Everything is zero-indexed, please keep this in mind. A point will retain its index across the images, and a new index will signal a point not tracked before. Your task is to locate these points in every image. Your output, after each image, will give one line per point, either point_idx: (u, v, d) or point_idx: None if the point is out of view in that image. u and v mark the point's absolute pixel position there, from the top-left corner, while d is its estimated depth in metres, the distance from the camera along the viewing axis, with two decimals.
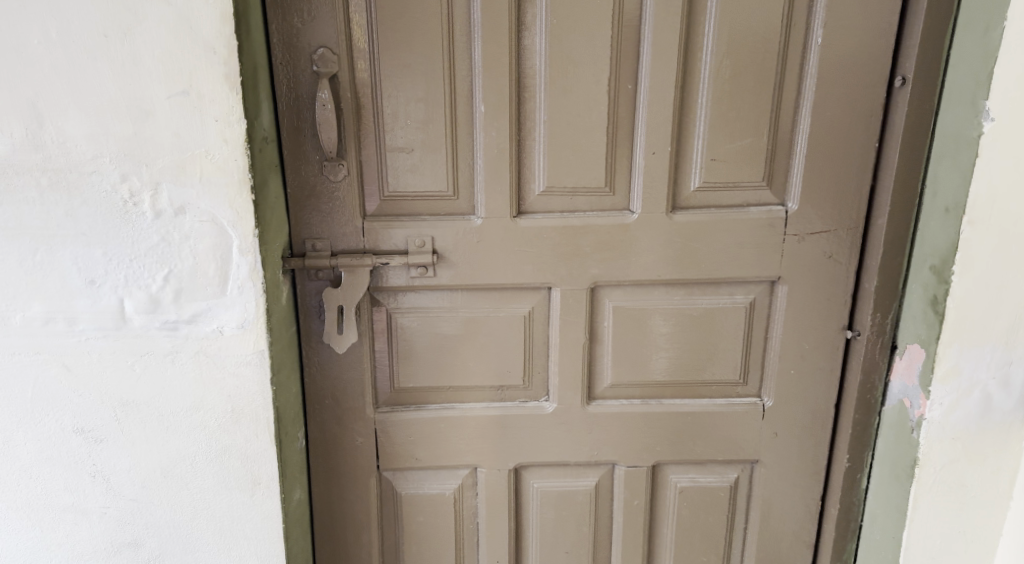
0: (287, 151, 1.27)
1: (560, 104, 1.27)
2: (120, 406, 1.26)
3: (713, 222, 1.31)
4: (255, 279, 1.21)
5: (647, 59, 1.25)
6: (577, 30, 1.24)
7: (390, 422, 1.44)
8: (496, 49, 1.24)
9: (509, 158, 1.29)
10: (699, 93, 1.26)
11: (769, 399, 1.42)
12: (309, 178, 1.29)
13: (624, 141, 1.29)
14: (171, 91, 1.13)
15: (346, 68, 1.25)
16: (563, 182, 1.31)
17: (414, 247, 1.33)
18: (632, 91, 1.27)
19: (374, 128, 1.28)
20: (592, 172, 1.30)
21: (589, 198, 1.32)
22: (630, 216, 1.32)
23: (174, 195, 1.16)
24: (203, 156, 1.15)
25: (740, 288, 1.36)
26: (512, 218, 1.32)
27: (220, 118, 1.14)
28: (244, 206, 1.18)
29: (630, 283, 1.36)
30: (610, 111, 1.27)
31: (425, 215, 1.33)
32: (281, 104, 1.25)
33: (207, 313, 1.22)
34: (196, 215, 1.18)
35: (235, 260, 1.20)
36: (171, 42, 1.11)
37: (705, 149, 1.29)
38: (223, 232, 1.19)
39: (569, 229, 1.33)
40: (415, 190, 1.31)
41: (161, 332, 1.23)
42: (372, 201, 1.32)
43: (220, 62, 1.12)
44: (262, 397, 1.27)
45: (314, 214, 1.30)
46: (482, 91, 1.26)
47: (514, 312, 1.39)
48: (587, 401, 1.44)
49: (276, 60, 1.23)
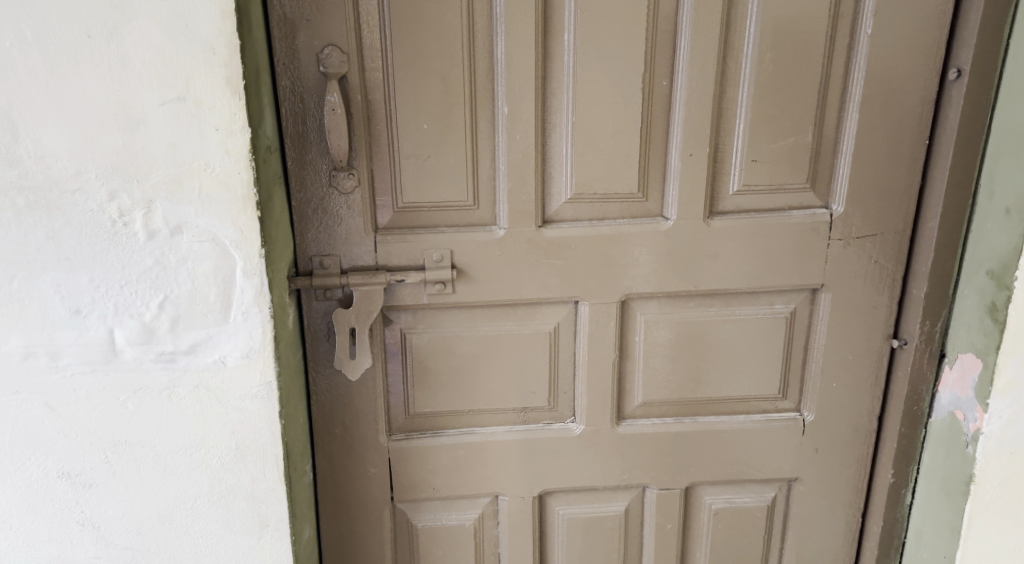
0: (291, 161, 1.16)
1: (590, 105, 1.17)
2: (111, 448, 1.14)
3: (753, 227, 1.22)
4: (262, 304, 1.10)
5: (684, 54, 1.15)
6: (608, 21, 1.14)
7: (406, 451, 1.32)
8: (520, 45, 1.14)
9: (535, 163, 1.19)
10: (740, 88, 1.17)
11: (809, 413, 1.34)
12: (316, 189, 1.18)
13: (659, 143, 1.20)
14: (166, 98, 1.00)
15: (355, 69, 1.14)
16: (593, 188, 1.21)
17: (432, 261, 1.23)
18: (667, 87, 1.17)
19: (387, 133, 1.17)
20: (623, 176, 1.21)
21: (620, 204, 1.23)
22: (664, 222, 1.23)
23: (170, 212, 1.04)
24: (202, 169, 1.03)
25: (780, 297, 1.28)
26: (537, 228, 1.23)
27: (221, 127, 1.02)
28: (249, 224, 1.06)
29: (664, 295, 1.27)
30: (644, 110, 1.18)
31: (442, 227, 1.23)
32: (284, 108, 1.14)
33: (209, 343, 1.10)
34: (194, 234, 1.06)
35: (239, 283, 1.08)
36: (165, 43, 0.99)
37: (746, 149, 1.20)
38: (224, 252, 1.07)
39: (600, 238, 1.23)
40: (432, 200, 1.21)
41: (157, 365, 1.11)
42: (385, 213, 1.21)
43: (221, 64, 1.00)
44: (270, 432, 1.15)
45: (322, 228, 1.20)
46: (506, 91, 1.16)
47: (539, 329, 1.29)
48: (617, 420, 1.34)
49: (279, 61, 1.12)
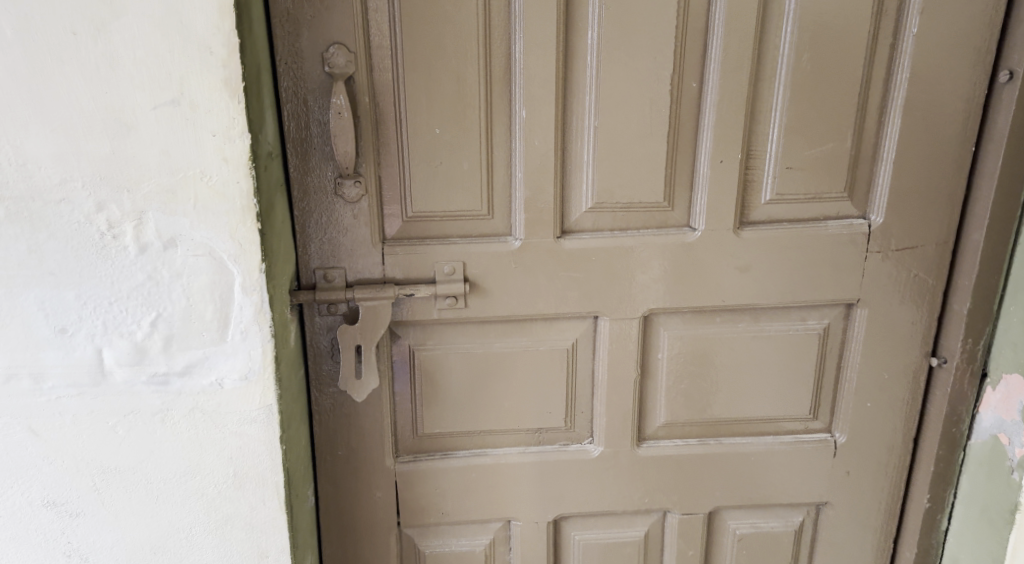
0: (292, 168, 1.08)
1: (614, 108, 1.10)
2: (99, 475, 1.06)
3: (787, 239, 1.15)
4: (262, 322, 1.02)
5: (716, 54, 1.08)
6: (635, 19, 1.07)
7: (414, 473, 1.25)
8: (540, 44, 1.07)
9: (554, 170, 1.12)
10: (774, 91, 1.10)
11: (841, 434, 1.27)
12: (319, 197, 1.10)
13: (687, 149, 1.12)
14: (158, 101, 0.92)
15: (363, 69, 1.06)
16: (616, 197, 1.14)
17: (443, 274, 1.15)
18: (697, 89, 1.10)
19: (396, 137, 1.10)
20: (649, 185, 1.13)
21: (644, 214, 1.15)
22: (691, 233, 1.15)
23: (163, 224, 0.97)
24: (197, 177, 0.95)
25: (813, 312, 1.21)
26: (556, 239, 1.15)
27: (219, 132, 0.94)
28: (248, 237, 0.98)
29: (690, 310, 1.20)
30: (672, 113, 1.10)
31: (454, 237, 1.15)
32: (285, 111, 1.06)
33: (205, 363, 1.03)
34: (189, 248, 0.98)
35: (237, 300, 1.01)
36: (158, 41, 0.91)
37: (780, 156, 1.12)
38: (222, 267, 0.99)
39: (622, 250, 1.16)
40: (444, 209, 1.13)
41: (149, 387, 1.03)
42: (393, 222, 1.14)
43: (219, 65, 0.92)
44: (271, 459, 1.08)
45: (325, 238, 1.12)
46: (524, 93, 1.09)
47: (556, 345, 1.21)
48: (638, 442, 1.27)
49: (280, 60, 1.04)
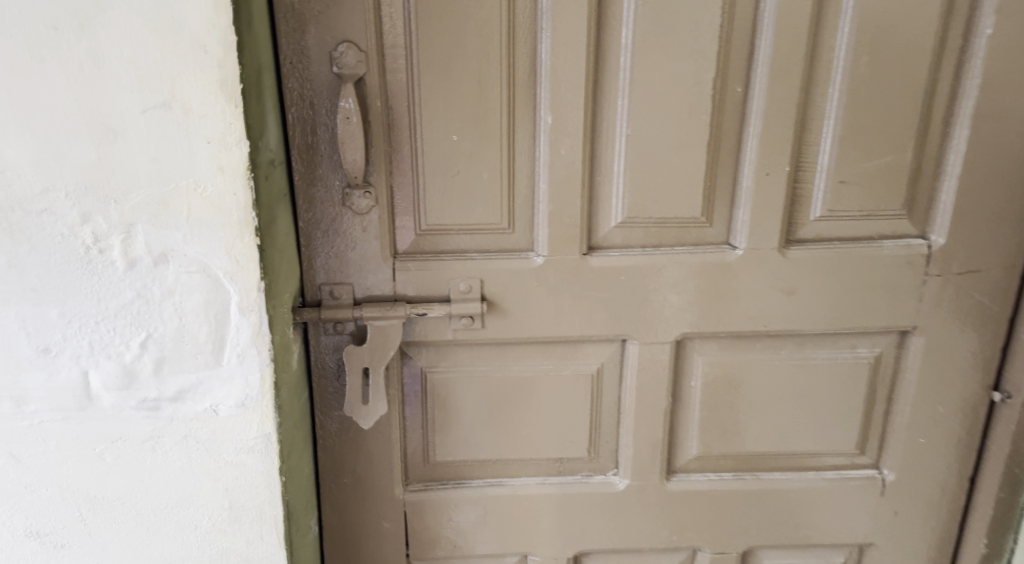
0: (297, 177, 1.00)
1: (650, 115, 1.00)
2: (86, 504, 0.98)
3: (837, 259, 1.06)
4: (261, 345, 0.93)
5: (763, 56, 0.98)
6: (675, 16, 0.97)
7: (424, 503, 1.16)
8: (570, 43, 0.97)
9: (582, 181, 1.02)
10: (829, 97, 1.00)
11: (890, 471, 1.17)
12: (326, 208, 1.01)
13: (728, 160, 1.03)
14: (147, 104, 0.84)
15: (375, 70, 0.97)
16: (649, 212, 1.04)
17: (459, 292, 1.06)
18: (741, 94, 1.00)
19: (410, 144, 1.01)
20: (686, 199, 1.04)
21: (679, 230, 1.05)
22: (732, 252, 1.06)
23: (153, 238, 0.89)
24: (191, 188, 0.87)
25: (862, 339, 1.11)
26: (583, 256, 1.06)
27: (214, 139, 0.86)
28: (245, 253, 0.90)
29: (727, 335, 1.10)
30: (713, 121, 1.01)
31: (472, 252, 1.06)
32: (290, 115, 0.97)
33: (199, 388, 0.95)
34: (182, 263, 0.90)
35: (234, 321, 0.92)
36: (147, 39, 0.82)
37: (833, 169, 1.03)
38: (217, 285, 0.91)
39: (654, 269, 1.06)
40: (461, 221, 1.05)
41: (139, 413, 0.95)
42: (405, 235, 1.05)
43: (214, 65, 0.83)
44: (269, 490, 0.99)
45: (332, 252, 1.04)
46: (550, 96, 0.99)
47: (580, 370, 1.12)
48: (667, 475, 1.17)
49: (285, 59, 0.96)
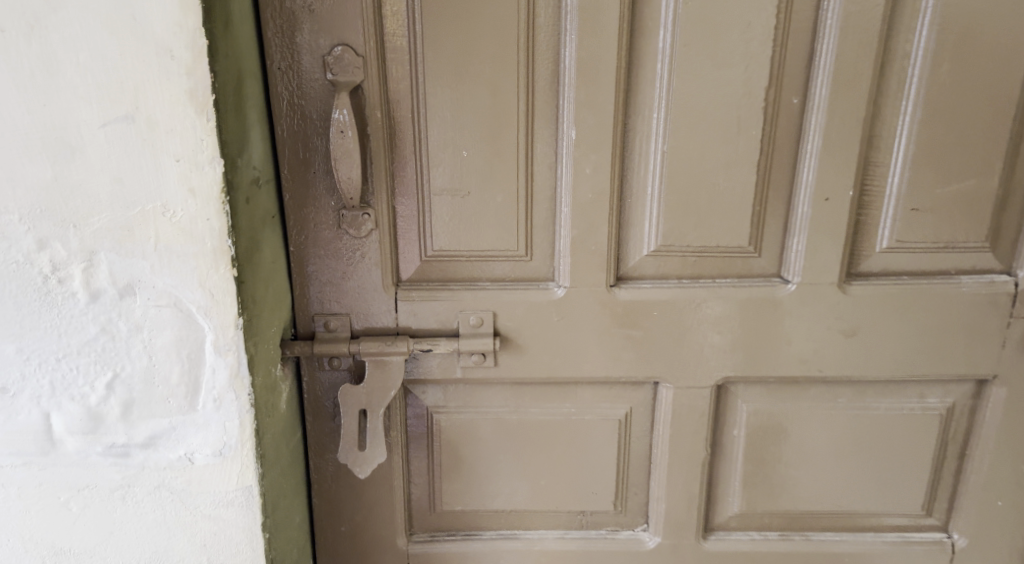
0: (287, 195, 0.89)
1: (690, 131, 0.87)
2: (51, 557, 0.89)
3: (907, 298, 0.92)
4: (239, 389, 0.82)
5: (825, 64, 0.85)
6: (721, 17, 0.84)
7: (430, 557, 1.04)
8: (598, 48, 0.85)
9: (611, 205, 0.90)
10: (902, 111, 0.87)
11: (962, 536, 1.02)
12: (320, 231, 0.90)
13: (780, 183, 0.89)
14: (107, 117, 0.73)
15: (375, 76, 0.86)
16: (687, 240, 0.91)
17: (469, 327, 0.95)
18: (798, 107, 0.87)
19: (414, 160, 0.89)
20: (731, 226, 0.90)
21: (722, 260, 0.92)
22: (783, 287, 0.92)
23: (118, 268, 0.78)
24: (158, 213, 0.76)
25: (932, 388, 0.97)
26: (610, 288, 0.93)
27: (183, 158, 0.75)
28: (221, 286, 0.78)
29: (775, 380, 0.96)
30: (765, 138, 0.87)
31: (484, 282, 0.94)
32: (278, 127, 0.86)
33: (172, 435, 0.84)
34: (150, 297, 0.79)
35: (209, 362, 0.81)
36: (105, 43, 0.71)
37: (904, 194, 0.89)
38: (190, 321, 0.80)
39: (693, 304, 0.93)
40: (473, 248, 0.93)
41: (106, 460, 0.85)
42: (410, 261, 0.94)
43: (182, 72, 0.72)
44: (251, 549, 0.88)
45: (326, 280, 0.93)
46: (574, 107, 0.87)
47: (606, 415, 0.99)
48: (703, 534, 1.04)
49: (273, 64, 0.84)
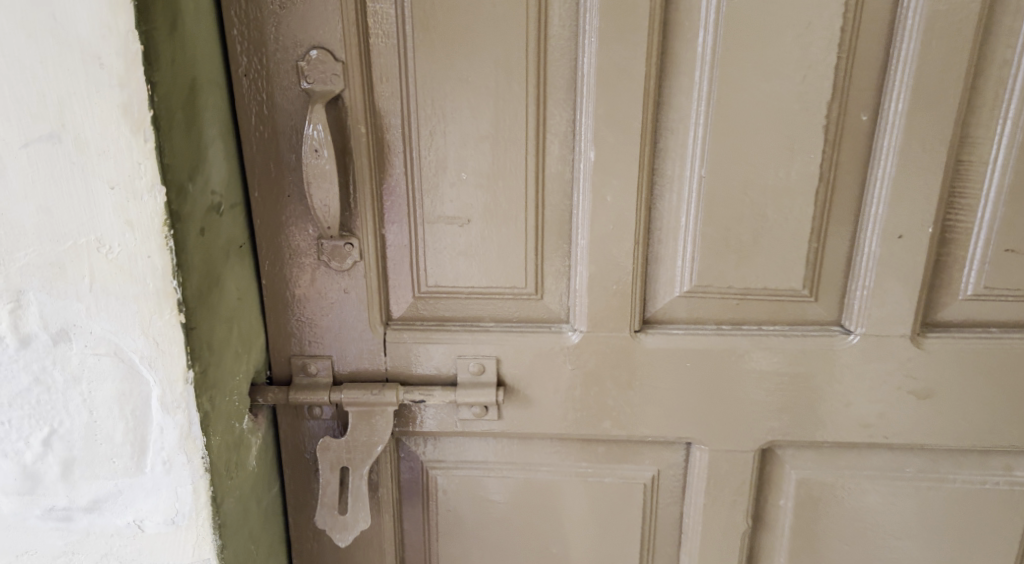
0: (258, 221, 0.76)
1: (734, 151, 0.72)
2: None
3: (996, 355, 0.76)
4: (192, 451, 0.70)
5: (902, 73, 0.70)
6: (776, 16, 0.69)
7: None
8: (623, 51, 0.70)
9: (636, 237, 0.75)
10: (995, 132, 0.71)
11: None
12: (297, 262, 0.78)
13: (843, 215, 0.74)
14: (29, 135, 0.62)
15: (358, 85, 0.73)
16: (728, 280, 0.76)
17: (468, 374, 0.81)
18: (867, 124, 0.72)
19: (405, 182, 0.76)
20: (781, 264, 0.75)
21: (769, 304, 0.77)
22: (844, 338, 0.77)
23: (49, 311, 0.66)
24: (93, 248, 0.65)
25: (1020, 459, 0.81)
26: (634, 334, 0.78)
27: (118, 184, 0.63)
28: (167, 333, 0.67)
29: (831, 444, 0.81)
30: (825, 162, 0.72)
31: (487, 323, 0.81)
32: (246, 143, 0.74)
33: (118, 499, 0.72)
34: (86, 343, 0.67)
35: (157, 420, 0.69)
36: (24, 48, 0.61)
37: (995, 232, 0.73)
38: (133, 373, 0.68)
39: (733, 355, 0.78)
40: (474, 283, 0.79)
41: (46, 524, 0.73)
42: (401, 298, 0.80)
43: (113, 83, 0.61)
44: None
45: (305, 318, 0.80)
46: (593, 122, 0.72)
47: (629, 478, 0.85)
48: None
49: (240, 70, 0.72)
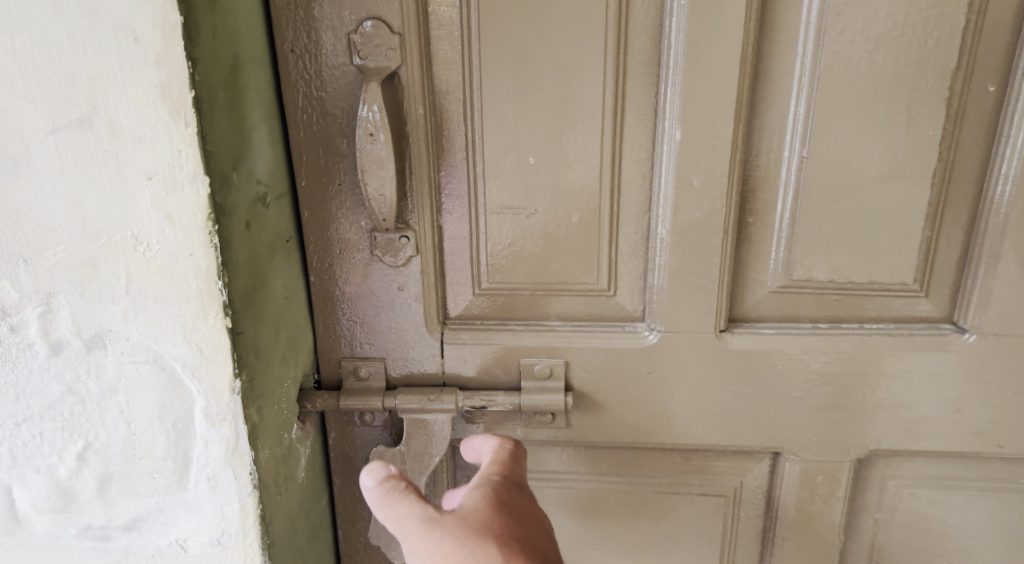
0: (305, 213, 0.70)
1: (839, 130, 0.65)
2: None
3: None
4: (239, 467, 0.64)
5: None
6: None
7: None
8: (717, 17, 0.63)
9: (725, 226, 0.68)
10: None
11: None
12: (348, 257, 0.71)
13: (959, 200, 0.66)
14: (57, 120, 0.56)
15: (416, 60, 0.65)
16: (827, 273, 0.69)
17: (533, 378, 0.74)
18: (994, 97, 0.64)
19: (466, 168, 0.69)
20: (888, 255, 0.68)
21: (872, 300, 0.70)
22: (958, 337, 0.69)
23: (82, 315, 0.60)
24: (130, 245, 0.58)
25: None
26: (720, 334, 0.71)
27: (156, 174, 0.57)
28: (212, 339, 0.60)
29: (936, 454, 0.73)
30: (943, 141, 0.65)
31: (555, 322, 0.74)
32: (293, 128, 0.67)
33: (159, 518, 0.66)
34: (123, 351, 0.61)
35: (201, 433, 0.63)
36: (50, 23, 0.54)
37: None
38: (174, 383, 0.62)
39: (832, 356, 0.70)
40: (542, 279, 0.72)
41: (82, 544, 0.68)
42: (461, 295, 0.73)
43: (149, 61, 0.54)
44: None
45: (356, 318, 0.73)
46: (681, 99, 0.65)
47: (709, 489, 0.78)
48: None
49: (285, 46, 0.65)
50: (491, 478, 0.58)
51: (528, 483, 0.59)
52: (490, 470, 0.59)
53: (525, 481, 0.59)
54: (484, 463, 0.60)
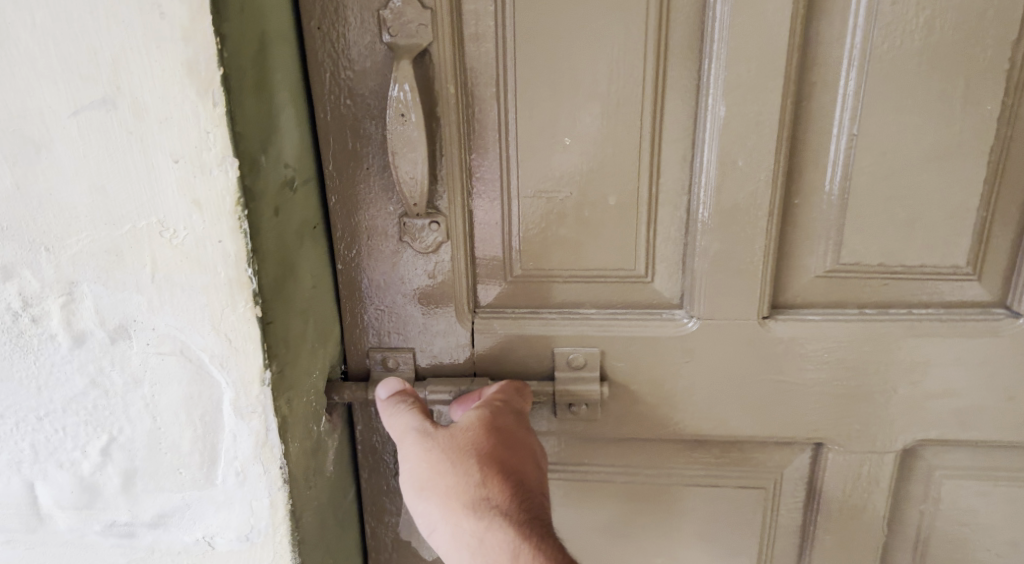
0: (333, 199, 0.67)
1: (889, 108, 0.62)
2: None
3: None
4: (268, 461, 0.62)
5: None
6: None
7: None
8: None
9: (769, 208, 0.65)
10: None
11: None
12: (376, 244, 0.69)
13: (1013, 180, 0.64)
14: (79, 101, 0.53)
15: (448, 38, 0.63)
16: (875, 256, 0.66)
17: (568, 367, 0.71)
18: None
19: (498, 151, 0.67)
20: (938, 238, 0.65)
21: (922, 284, 0.67)
22: (1011, 322, 0.67)
23: (105, 304, 0.58)
24: (155, 231, 0.56)
25: None
26: (763, 321, 0.68)
27: (182, 156, 0.54)
28: (241, 329, 0.58)
29: (985, 444, 0.71)
30: (998, 118, 0.62)
31: (590, 311, 0.71)
32: (320, 110, 0.65)
33: (185, 514, 0.64)
34: (149, 341, 0.59)
35: (229, 426, 0.61)
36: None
37: None
38: (201, 374, 0.60)
39: (879, 343, 0.68)
40: (578, 266, 0.70)
41: (107, 541, 0.66)
42: (492, 282, 0.71)
43: (175, 37, 0.52)
44: None
45: (384, 306, 0.71)
46: (725, 76, 0.62)
47: (748, 481, 0.75)
48: None
49: (312, 25, 0.63)
50: (490, 403, 0.65)
51: (524, 415, 0.67)
52: (491, 398, 0.66)
53: (523, 413, 0.66)
54: (492, 391, 0.68)
